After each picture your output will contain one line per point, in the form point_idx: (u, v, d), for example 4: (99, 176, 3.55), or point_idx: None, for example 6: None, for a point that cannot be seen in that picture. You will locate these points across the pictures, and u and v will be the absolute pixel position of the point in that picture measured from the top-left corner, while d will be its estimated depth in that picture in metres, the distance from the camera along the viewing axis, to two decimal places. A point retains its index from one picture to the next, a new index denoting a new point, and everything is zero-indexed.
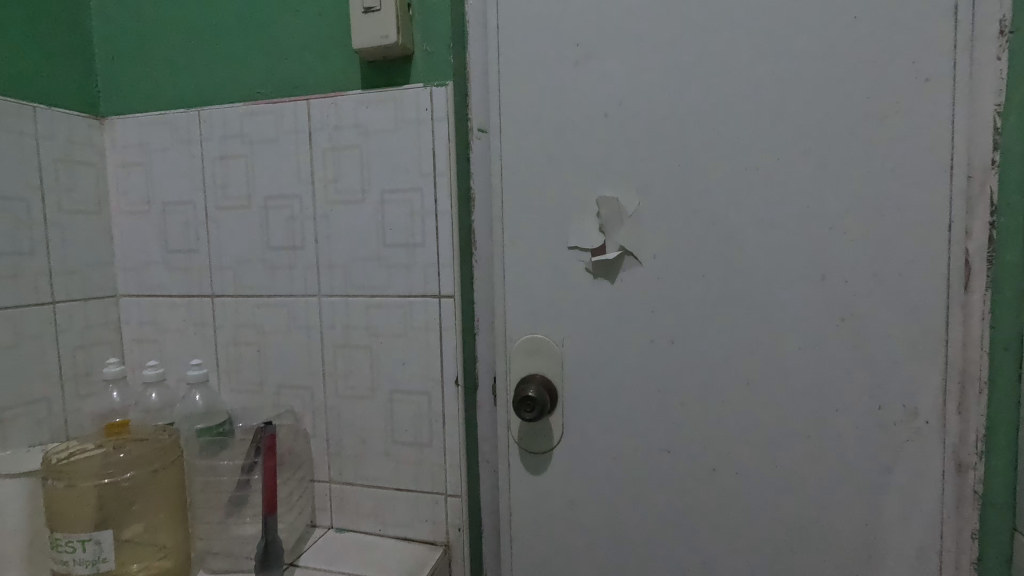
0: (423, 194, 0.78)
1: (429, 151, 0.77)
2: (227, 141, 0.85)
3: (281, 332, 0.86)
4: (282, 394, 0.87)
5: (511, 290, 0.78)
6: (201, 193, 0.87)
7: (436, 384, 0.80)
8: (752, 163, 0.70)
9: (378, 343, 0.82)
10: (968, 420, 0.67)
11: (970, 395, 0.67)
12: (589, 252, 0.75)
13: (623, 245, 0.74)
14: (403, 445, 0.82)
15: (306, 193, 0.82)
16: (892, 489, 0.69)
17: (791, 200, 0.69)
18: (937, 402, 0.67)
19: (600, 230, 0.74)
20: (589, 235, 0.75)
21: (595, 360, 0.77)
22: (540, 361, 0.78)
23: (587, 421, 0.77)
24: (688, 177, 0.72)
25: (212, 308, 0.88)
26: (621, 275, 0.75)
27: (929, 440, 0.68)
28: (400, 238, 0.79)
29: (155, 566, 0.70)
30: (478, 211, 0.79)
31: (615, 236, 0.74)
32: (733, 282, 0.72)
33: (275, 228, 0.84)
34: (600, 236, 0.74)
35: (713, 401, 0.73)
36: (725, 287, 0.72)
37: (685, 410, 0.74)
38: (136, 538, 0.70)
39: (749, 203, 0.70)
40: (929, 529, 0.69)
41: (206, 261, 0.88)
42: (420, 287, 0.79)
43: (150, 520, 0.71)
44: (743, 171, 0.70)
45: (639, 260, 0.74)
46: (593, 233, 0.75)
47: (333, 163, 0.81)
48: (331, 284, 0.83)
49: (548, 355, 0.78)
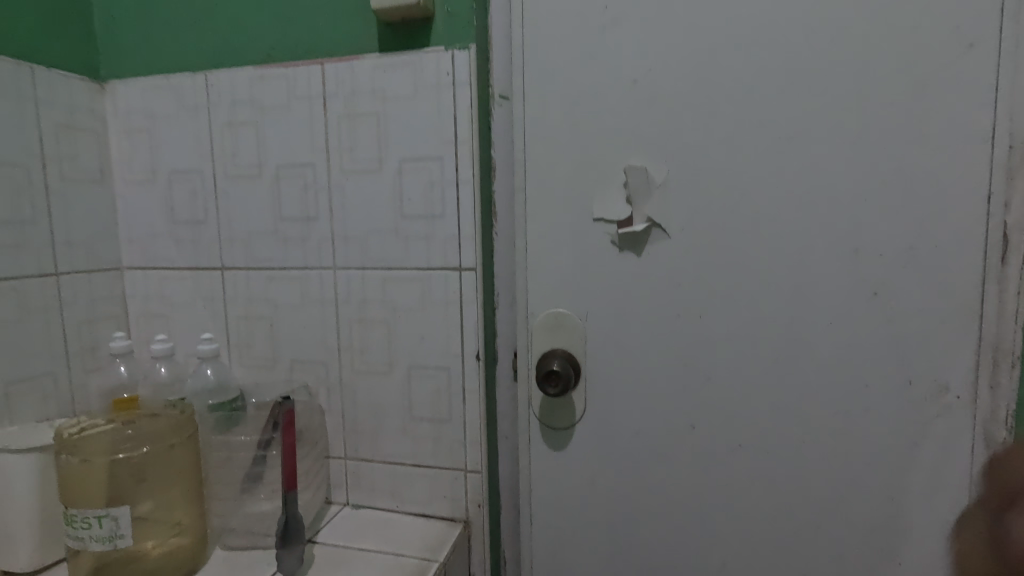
0: (443, 162, 0.75)
1: (450, 118, 0.74)
2: (236, 107, 0.81)
3: (295, 306, 0.83)
4: (296, 370, 0.85)
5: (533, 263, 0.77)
6: (209, 161, 0.84)
7: (456, 359, 0.78)
8: (786, 132, 0.67)
9: (396, 317, 0.80)
10: (999, 396, 0.66)
11: (1003, 371, 0.66)
12: (615, 224, 0.73)
13: (651, 216, 0.71)
14: (421, 421, 0.81)
15: (319, 162, 0.79)
16: (922, 465, 0.69)
17: (826, 170, 0.67)
18: (968, 377, 0.66)
19: (627, 201, 0.72)
20: (616, 206, 0.72)
21: (619, 336, 0.75)
22: (562, 336, 0.76)
23: (609, 396, 0.76)
24: (719, 145, 0.69)
25: (222, 281, 0.86)
26: (648, 247, 0.73)
27: (958, 416, 0.67)
28: (419, 209, 0.77)
29: (171, 543, 0.69)
30: (500, 181, 0.76)
31: (644, 207, 0.71)
32: (764, 254, 0.70)
33: (287, 198, 0.81)
34: (627, 208, 0.72)
35: (740, 376, 0.72)
36: (755, 261, 0.70)
37: (711, 385, 0.73)
38: (150, 515, 0.67)
39: (782, 174, 0.68)
40: (960, 504, 0.68)
41: (215, 233, 0.85)
42: (439, 260, 0.77)
43: (165, 497, 0.69)
44: (777, 140, 0.68)
45: (667, 232, 0.72)
46: (620, 204, 0.72)
47: (348, 130, 0.78)
48: (347, 257, 0.80)
49: (569, 329, 0.76)
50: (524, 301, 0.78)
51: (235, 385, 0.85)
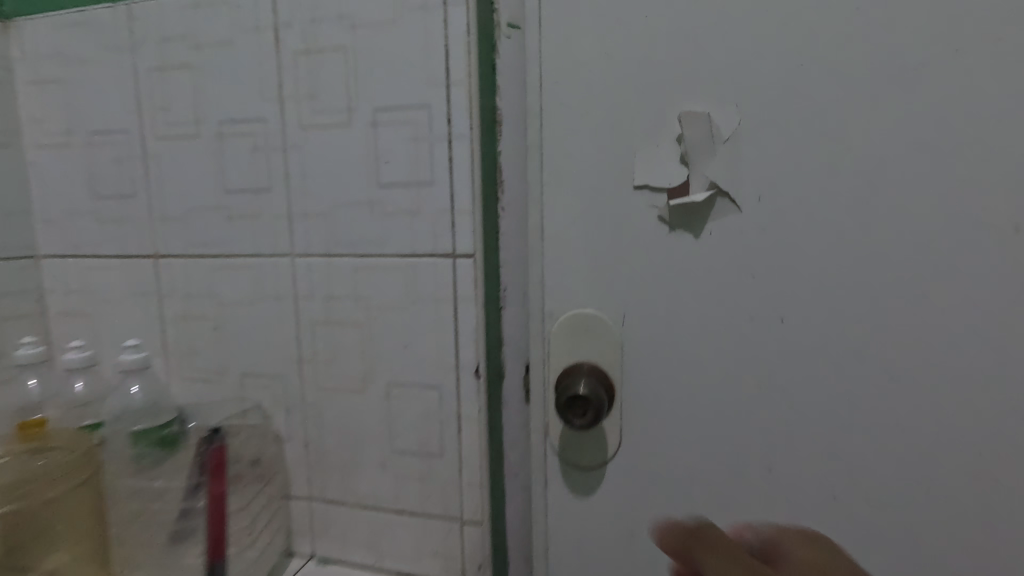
0: (431, 111, 0.56)
1: (440, 51, 0.55)
2: (167, 47, 0.63)
3: (246, 304, 0.65)
4: (247, 385, 0.66)
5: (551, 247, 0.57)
6: (137, 118, 0.65)
7: (450, 375, 0.59)
8: (933, 49, 0.45)
9: (371, 319, 0.60)
10: None
11: None
12: (664, 193, 0.52)
13: (715, 181, 0.51)
14: (404, 456, 0.61)
15: (272, 115, 0.61)
16: None
17: (1005, 110, 0.44)
18: None
19: (681, 161, 0.51)
20: (665, 168, 0.52)
21: (670, 346, 0.55)
22: (592, 346, 0.56)
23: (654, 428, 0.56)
24: (830, 75, 0.47)
25: (156, 272, 0.67)
26: (710, 226, 0.52)
27: None
28: (400, 175, 0.57)
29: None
30: (507, 138, 0.57)
31: (706, 168, 0.51)
32: (891, 236, 0.48)
33: (233, 164, 0.63)
34: (682, 170, 0.51)
35: (847, 408, 0.51)
36: (877, 242, 0.48)
37: (804, 419, 0.52)
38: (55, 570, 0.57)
39: (925, 112, 0.46)
40: None
41: (145, 211, 0.66)
42: (426, 244, 0.58)
43: (70, 548, 0.58)
44: (918, 62, 0.46)
45: (737, 204, 0.51)
46: (672, 166, 0.52)
47: (308, 72, 0.59)
48: (308, 240, 0.61)
49: (604, 337, 0.56)
50: (540, 299, 0.58)
51: (173, 404, 0.67)
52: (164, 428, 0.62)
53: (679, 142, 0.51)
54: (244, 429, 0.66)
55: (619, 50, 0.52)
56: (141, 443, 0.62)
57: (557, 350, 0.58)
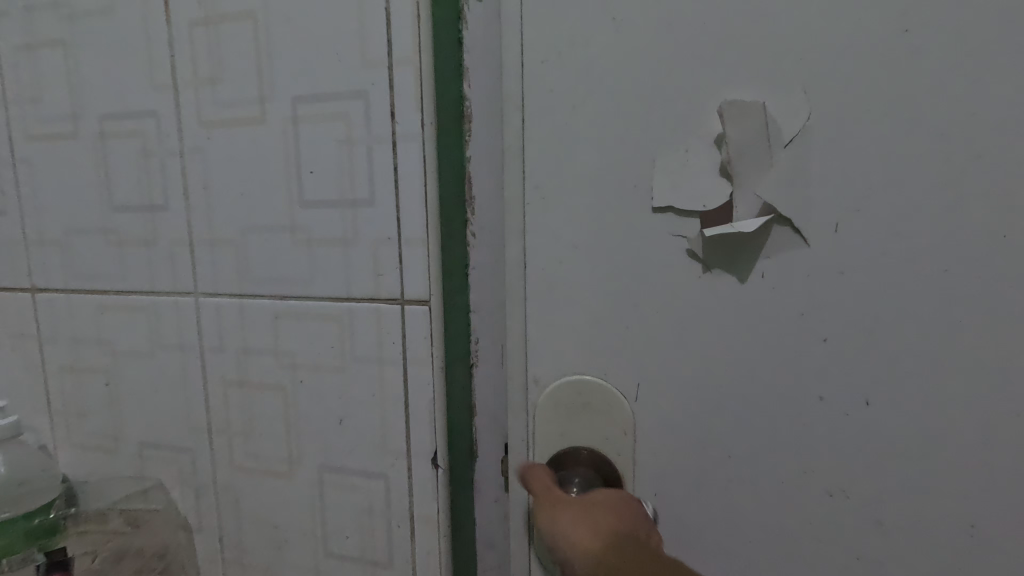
0: (369, 102, 0.40)
1: (379, 16, 0.39)
2: (33, 17, 0.47)
3: (142, 356, 0.50)
4: (147, 459, 0.51)
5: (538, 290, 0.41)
6: (2, 111, 0.50)
7: (398, 462, 0.44)
8: None
9: (298, 381, 0.46)
10: None
11: None
12: (697, 219, 0.37)
13: (772, 204, 0.35)
14: (343, 562, 0.46)
15: (166, 108, 0.45)
16: None
17: None
18: None
19: (724, 174, 0.36)
20: (701, 183, 0.36)
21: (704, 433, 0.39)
22: (593, 427, 0.41)
23: (684, 544, 0.40)
24: (952, 48, 0.31)
25: (35, 311, 0.52)
26: (761, 267, 0.36)
27: None
28: (330, 190, 0.42)
29: None
30: (478, 138, 0.40)
31: (759, 185, 0.35)
32: None
33: (120, 173, 0.48)
34: (725, 187, 0.36)
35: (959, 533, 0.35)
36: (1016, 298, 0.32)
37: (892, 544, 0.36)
38: None
39: None
40: None
41: (17, 231, 0.51)
42: (367, 284, 0.42)
43: None
44: None
45: (805, 238, 0.35)
46: (710, 182, 0.36)
47: (207, 49, 0.43)
48: (215, 276, 0.46)
49: (610, 417, 0.40)
50: (522, 360, 0.42)
51: (55, 476, 0.53)
52: (38, 516, 0.49)
53: (721, 146, 0.35)
54: (143, 517, 0.51)
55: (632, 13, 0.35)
56: (4, 538, 0.46)
57: (545, 431, 0.42)
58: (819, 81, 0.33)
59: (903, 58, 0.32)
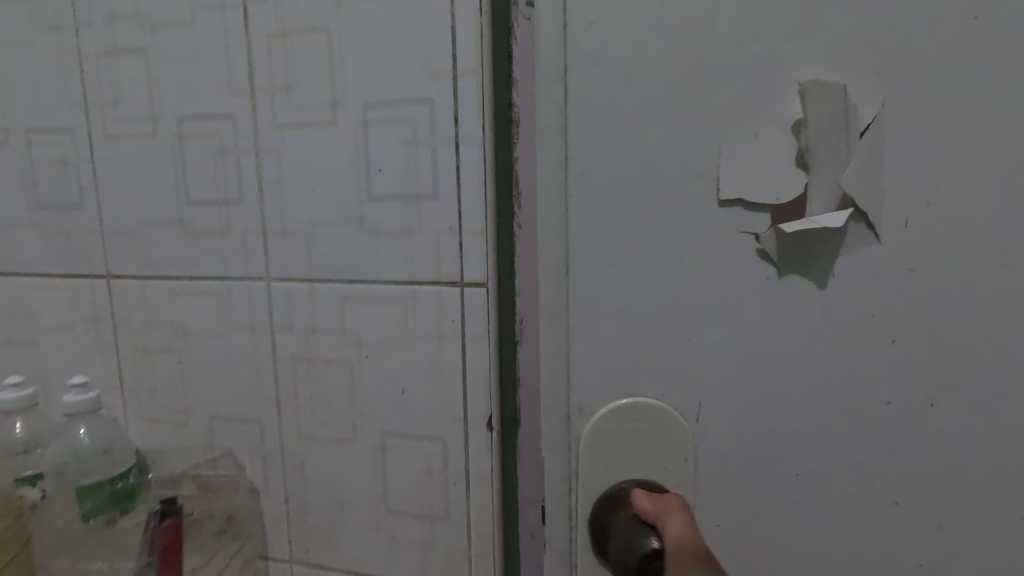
0: (433, 109, 0.45)
1: (445, 33, 0.44)
2: (115, 27, 0.52)
3: (214, 336, 0.55)
4: (216, 431, 0.56)
5: (605, 293, 0.41)
6: (82, 113, 0.55)
7: (456, 427, 0.49)
8: None
9: (362, 357, 0.51)
10: None
11: None
12: (769, 214, 0.38)
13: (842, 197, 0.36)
14: (402, 518, 0.52)
15: (242, 111, 0.50)
16: None
17: None
18: None
19: (802, 167, 0.37)
20: (780, 178, 0.37)
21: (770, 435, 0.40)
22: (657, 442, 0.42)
23: (754, 535, 0.41)
24: None
25: (110, 296, 0.57)
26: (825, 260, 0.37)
27: None
28: (396, 186, 0.47)
29: None
30: (526, 138, 0.45)
31: (830, 179, 0.36)
32: None
33: (196, 170, 0.52)
34: (799, 181, 0.37)
35: None
36: None
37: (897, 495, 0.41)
38: None
39: None
40: None
41: (95, 224, 0.56)
42: (428, 269, 0.48)
43: None
44: None
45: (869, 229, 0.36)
46: (787, 175, 0.37)
47: (282, 60, 0.48)
48: (286, 262, 0.51)
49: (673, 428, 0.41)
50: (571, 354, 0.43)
51: (129, 449, 0.57)
52: (118, 481, 0.54)
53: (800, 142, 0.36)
54: (214, 482, 0.56)
55: (699, 16, 0.37)
56: (89, 503, 0.52)
57: (601, 438, 0.43)
58: (877, 79, 0.35)
59: (961, 55, 0.34)
